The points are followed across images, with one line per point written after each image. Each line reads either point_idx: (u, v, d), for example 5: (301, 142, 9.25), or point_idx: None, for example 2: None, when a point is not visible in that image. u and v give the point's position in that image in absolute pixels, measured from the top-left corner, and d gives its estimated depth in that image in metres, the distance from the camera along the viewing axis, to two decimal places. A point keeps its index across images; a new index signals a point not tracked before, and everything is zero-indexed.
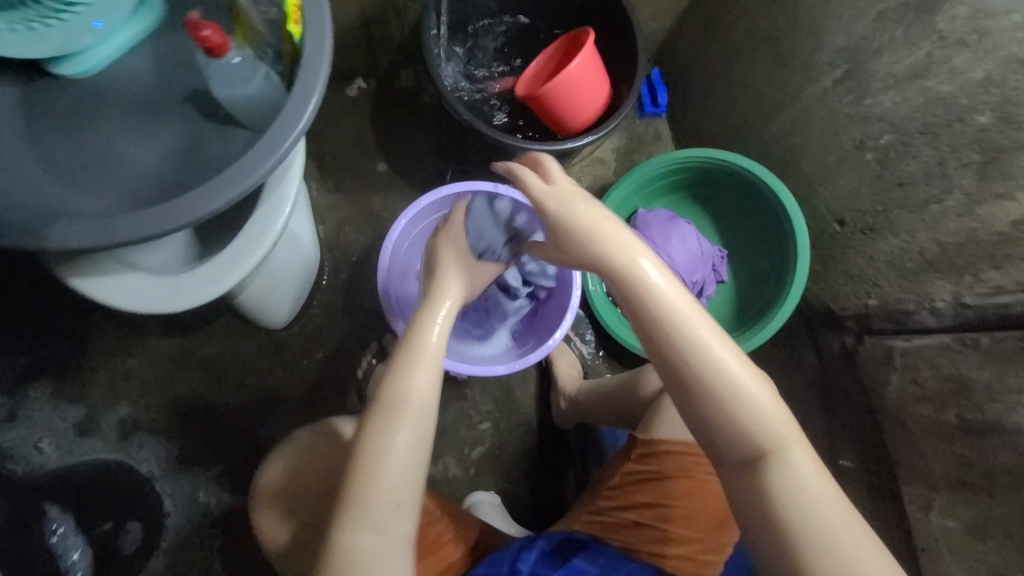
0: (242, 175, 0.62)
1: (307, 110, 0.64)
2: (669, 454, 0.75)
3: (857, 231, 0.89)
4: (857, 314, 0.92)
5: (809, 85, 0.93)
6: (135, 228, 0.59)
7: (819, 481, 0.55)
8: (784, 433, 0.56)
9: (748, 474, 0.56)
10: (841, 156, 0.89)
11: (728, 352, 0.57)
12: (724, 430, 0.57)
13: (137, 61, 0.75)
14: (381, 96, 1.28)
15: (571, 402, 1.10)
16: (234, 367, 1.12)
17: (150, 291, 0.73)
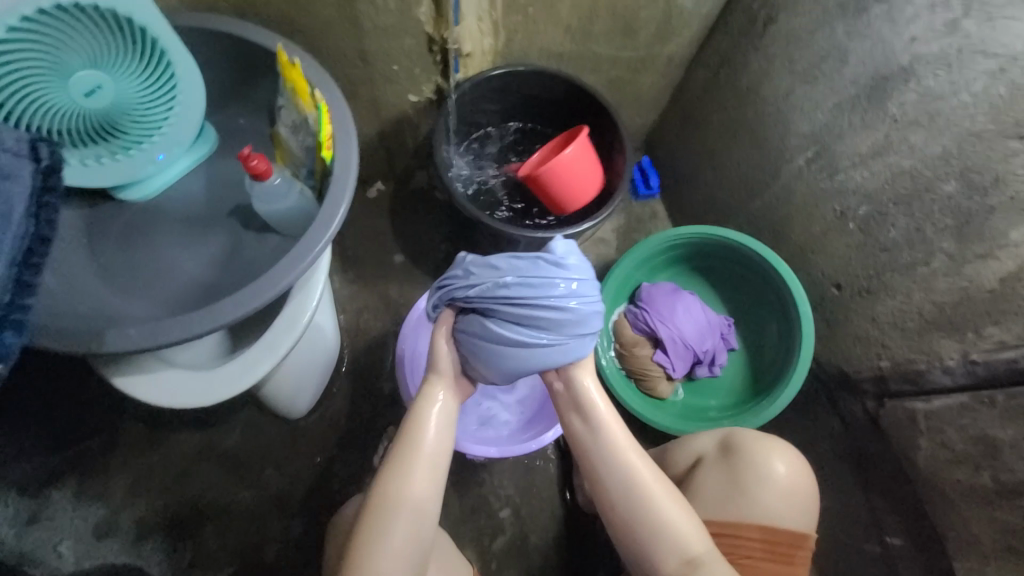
0: (265, 287, 0.67)
1: (336, 220, 0.72)
2: None
3: (855, 294, 0.92)
4: (873, 376, 0.92)
5: (786, 165, 1.01)
6: (178, 330, 0.64)
7: None
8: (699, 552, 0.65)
9: None
10: (826, 226, 0.95)
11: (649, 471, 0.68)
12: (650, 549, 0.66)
13: (190, 184, 0.87)
14: (397, 195, 1.41)
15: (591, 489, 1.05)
16: (256, 460, 1.13)
17: (186, 386, 0.78)
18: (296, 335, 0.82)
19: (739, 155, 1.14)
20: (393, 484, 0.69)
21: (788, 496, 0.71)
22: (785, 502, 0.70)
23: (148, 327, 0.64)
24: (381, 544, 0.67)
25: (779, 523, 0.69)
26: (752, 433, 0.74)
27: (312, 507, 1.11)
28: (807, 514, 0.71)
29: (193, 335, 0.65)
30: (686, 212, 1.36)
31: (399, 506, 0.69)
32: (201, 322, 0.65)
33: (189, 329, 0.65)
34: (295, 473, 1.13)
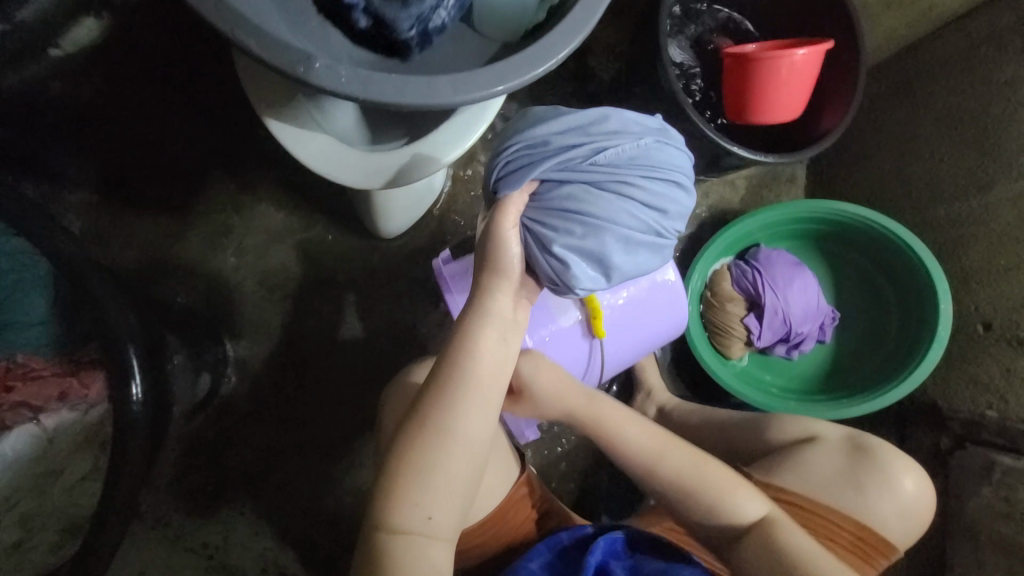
0: (490, 82, 0.58)
1: (579, 36, 0.60)
2: (787, 504, 0.76)
3: (1002, 341, 0.88)
4: (968, 419, 0.92)
5: (1006, 183, 0.91)
6: (391, 91, 0.55)
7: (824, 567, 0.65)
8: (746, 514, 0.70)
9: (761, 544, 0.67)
10: (1013, 262, 0.88)
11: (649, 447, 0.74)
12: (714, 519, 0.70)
13: None
14: None
15: (663, 412, 1.02)
16: (328, 261, 1.09)
17: (339, 158, 0.72)
18: (461, 148, 0.73)
19: (948, 153, 1.00)
20: (443, 408, 0.66)
21: (904, 509, 0.76)
22: (898, 513, 0.75)
23: (362, 72, 0.54)
24: (424, 465, 0.64)
25: (876, 524, 0.74)
26: (889, 450, 0.78)
27: (366, 326, 1.09)
28: (908, 531, 0.76)
29: (404, 105, 0.56)
30: (837, 191, 1.22)
31: (446, 440, 0.65)
32: (418, 90, 0.56)
33: (402, 94, 0.55)
34: (361, 290, 1.09)
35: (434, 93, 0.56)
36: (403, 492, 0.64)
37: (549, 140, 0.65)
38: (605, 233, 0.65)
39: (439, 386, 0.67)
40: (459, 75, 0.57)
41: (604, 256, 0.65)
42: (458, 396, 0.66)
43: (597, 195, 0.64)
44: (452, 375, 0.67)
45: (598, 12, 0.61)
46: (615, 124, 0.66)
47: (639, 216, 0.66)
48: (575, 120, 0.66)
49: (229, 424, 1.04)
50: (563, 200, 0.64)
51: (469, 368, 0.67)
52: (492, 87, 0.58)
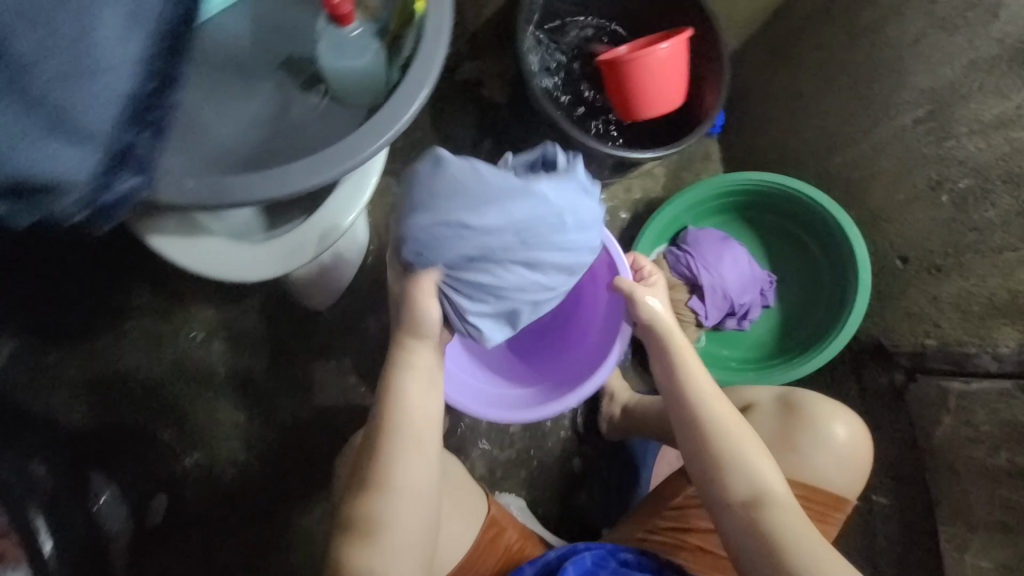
0: (343, 155, 0.59)
1: (424, 90, 0.62)
2: None
3: (922, 271, 0.91)
4: (912, 351, 0.93)
5: (885, 122, 0.94)
6: (243, 190, 0.56)
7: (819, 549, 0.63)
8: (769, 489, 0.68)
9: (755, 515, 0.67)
10: (913, 195, 0.91)
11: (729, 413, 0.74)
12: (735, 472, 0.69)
13: (233, 19, 0.72)
14: (441, 83, 1.24)
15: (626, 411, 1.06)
16: (268, 345, 1.08)
17: (228, 257, 0.71)
18: (353, 213, 0.75)
19: (832, 104, 1.04)
20: (383, 464, 0.65)
21: (846, 456, 0.76)
22: (838, 463, 0.76)
23: (208, 180, 0.56)
24: (378, 526, 0.64)
25: (822, 483, 0.75)
26: (817, 399, 0.79)
27: (321, 401, 1.08)
28: (855, 481, 0.77)
29: (258, 199, 0.56)
30: (746, 159, 1.25)
31: (394, 495, 0.64)
32: (272, 182, 0.56)
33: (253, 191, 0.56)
34: (307, 367, 1.08)
35: (292, 182, 0.57)
36: (357, 558, 0.63)
37: (468, 225, 0.58)
38: (519, 304, 0.64)
39: (377, 449, 0.66)
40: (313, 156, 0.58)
41: (517, 319, 0.67)
42: (395, 446, 0.66)
43: (509, 274, 0.61)
44: (388, 428, 0.67)
45: (435, 63, 0.63)
46: (540, 197, 0.58)
47: (553, 284, 0.64)
48: (490, 195, 0.57)
49: (203, 534, 1.02)
50: (474, 277, 0.62)
51: (399, 415, 0.67)
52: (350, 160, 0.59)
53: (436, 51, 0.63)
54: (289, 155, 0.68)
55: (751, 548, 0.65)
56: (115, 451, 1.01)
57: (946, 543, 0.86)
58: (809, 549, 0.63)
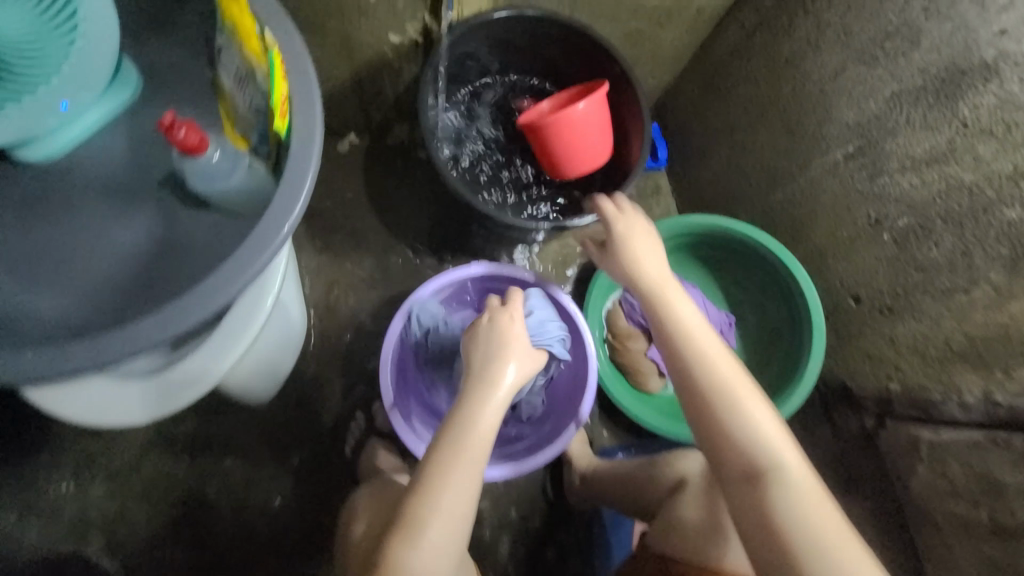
0: (213, 293, 0.57)
1: (296, 207, 0.58)
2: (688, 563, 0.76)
3: (875, 312, 0.86)
4: (877, 394, 0.88)
5: (819, 157, 0.90)
6: (91, 353, 0.55)
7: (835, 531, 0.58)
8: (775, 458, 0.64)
9: (751, 488, 0.63)
10: (855, 233, 0.86)
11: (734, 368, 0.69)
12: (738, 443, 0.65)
13: (109, 142, 0.70)
14: (375, 152, 1.22)
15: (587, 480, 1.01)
16: (217, 445, 1.04)
17: (118, 398, 0.66)
18: (243, 343, 0.68)
19: (766, 138, 1.00)
20: (454, 442, 0.65)
21: None
22: None
23: (49, 350, 0.55)
24: (435, 501, 0.62)
25: None
26: None
27: (273, 498, 1.04)
28: None
29: (118, 358, 0.56)
30: (696, 193, 1.21)
31: (458, 469, 0.63)
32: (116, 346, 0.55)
33: (110, 350, 0.55)
34: (257, 464, 1.05)
35: (139, 341, 0.56)
36: (399, 550, 0.60)
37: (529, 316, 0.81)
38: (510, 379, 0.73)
39: (447, 430, 0.66)
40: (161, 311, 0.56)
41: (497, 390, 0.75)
42: (472, 430, 0.66)
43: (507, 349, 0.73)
44: (465, 415, 0.66)
45: (301, 192, 0.58)
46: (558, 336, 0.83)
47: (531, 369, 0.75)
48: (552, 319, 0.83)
49: None
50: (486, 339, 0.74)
51: (486, 396, 0.67)
52: (203, 312, 0.56)
53: (302, 178, 0.58)
54: (165, 286, 0.66)
55: (746, 520, 0.62)
56: (68, 574, 0.98)
57: None
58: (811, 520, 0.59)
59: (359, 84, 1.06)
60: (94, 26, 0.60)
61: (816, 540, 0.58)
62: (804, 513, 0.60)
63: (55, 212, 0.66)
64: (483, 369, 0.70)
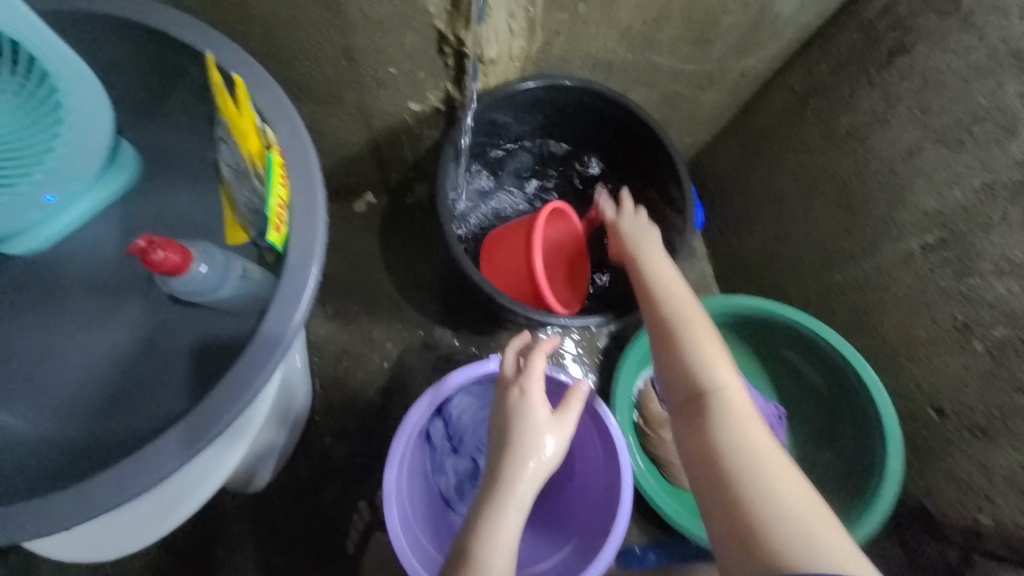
0: (195, 433, 0.47)
1: (293, 323, 0.50)
2: None
3: (962, 428, 0.74)
4: (962, 524, 0.74)
5: (888, 244, 0.79)
6: (42, 516, 0.45)
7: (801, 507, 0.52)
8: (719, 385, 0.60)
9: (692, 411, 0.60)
10: (934, 334, 0.75)
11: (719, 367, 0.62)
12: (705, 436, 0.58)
13: (100, 233, 0.64)
14: (392, 213, 1.16)
15: None
16: (208, 532, 0.96)
17: (86, 533, 0.57)
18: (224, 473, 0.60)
19: (821, 214, 0.89)
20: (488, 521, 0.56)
21: None
22: None
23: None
24: None
25: None
26: None
27: None
28: None
29: (77, 521, 0.46)
30: (735, 263, 1.09)
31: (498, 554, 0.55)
32: (56, 510, 0.45)
33: (64, 509, 0.45)
34: (249, 555, 0.96)
35: (83, 507, 0.45)
36: None
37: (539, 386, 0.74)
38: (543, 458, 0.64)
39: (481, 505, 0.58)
40: (112, 468, 0.46)
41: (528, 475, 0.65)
42: (504, 503, 0.57)
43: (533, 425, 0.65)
44: (495, 495, 0.58)
45: (295, 318, 0.51)
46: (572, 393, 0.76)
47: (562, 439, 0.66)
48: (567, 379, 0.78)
49: None
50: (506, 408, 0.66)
51: (513, 468, 0.59)
52: (167, 466, 0.47)
53: (297, 303, 0.51)
54: (147, 404, 0.59)
55: (697, 478, 0.57)
56: None
57: None
58: (776, 483, 0.53)
59: (376, 148, 1.00)
60: (83, 116, 0.55)
61: (779, 513, 0.51)
62: (767, 507, 0.52)
63: (39, 312, 0.61)
64: (484, 532, 0.55)
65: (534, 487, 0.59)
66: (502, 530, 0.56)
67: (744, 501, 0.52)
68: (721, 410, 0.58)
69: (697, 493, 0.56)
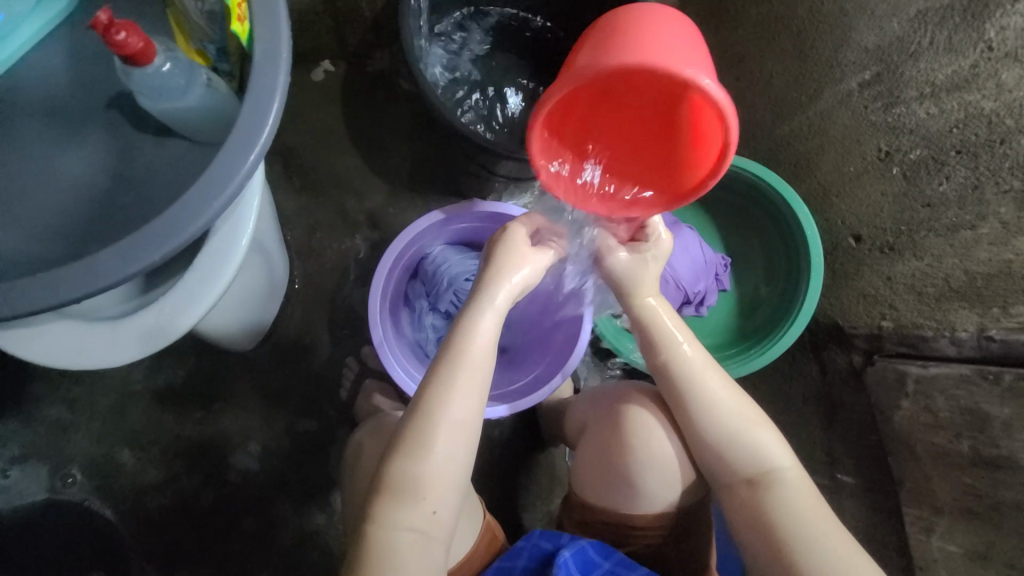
0: (170, 232, 0.48)
1: (263, 130, 0.50)
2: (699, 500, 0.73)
3: (875, 250, 0.85)
4: (867, 333, 0.87)
5: (831, 86, 0.84)
6: (35, 293, 0.47)
7: (835, 534, 0.59)
8: (764, 453, 0.64)
9: (749, 490, 0.63)
10: (861, 167, 0.83)
11: (755, 427, 0.65)
12: (754, 542, 0.61)
13: (46, 60, 0.62)
14: (351, 82, 1.12)
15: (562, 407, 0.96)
16: (205, 389, 1.03)
17: (82, 342, 0.62)
18: (202, 310, 0.62)
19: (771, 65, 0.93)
20: (463, 330, 0.64)
21: None
22: None
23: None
24: (444, 407, 0.61)
25: None
26: None
27: (263, 441, 1.03)
28: None
29: (66, 300, 0.48)
30: None
31: (468, 363, 0.63)
32: (27, 292, 0.47)
33: (57, 291, 0.47)
34: (245, 407, 1.03)
35: (51, 293, 0.47)
36: (404, 450, 0.60)
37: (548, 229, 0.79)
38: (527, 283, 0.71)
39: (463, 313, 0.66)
40: (77, 262, 0.47)
41: None
42: (483, 311, 0.65)
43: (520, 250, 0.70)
44: (471, 306, 0.65)
45: (255, 148, 0.50)
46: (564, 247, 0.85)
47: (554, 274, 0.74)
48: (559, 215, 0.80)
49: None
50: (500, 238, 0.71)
51: (490, 289, 0.66)
52: (124, 271, 0.47)
53: (257, 136, 0.50)
54: (125, 221, 0.59)
55: (752, 550, 0.62)
56: (56, 516, 0.99)
57: (911, 526, 0.80)
58: (815, 545, 0.58)
59: None
60: None
61: (827, 560, 0.57)
62: (818, 554, 0.57)
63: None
64: (460, 338, 0.64)
65: (509, 299, 0.67)
66: (479, 333, 0.64)
67: (797, 559, 0.58)
68: (772, 484, 0.62)
69: (751, 551, 0.61)
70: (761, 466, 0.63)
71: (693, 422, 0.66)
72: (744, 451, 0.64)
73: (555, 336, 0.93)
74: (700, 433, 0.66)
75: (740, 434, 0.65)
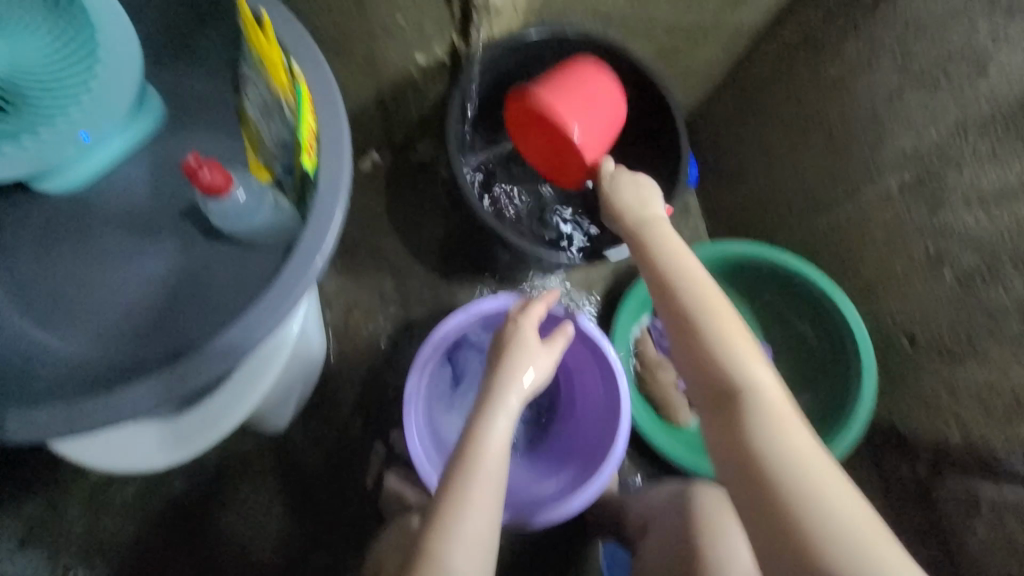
0: (237, 347, 0.52)
1: (320, 253, 0.55)
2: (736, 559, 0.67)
3: (932, 353, 0.81)
4: (932, 442, 0.82)
5: (870, 186, 0.84)
6: (105, 412, 0.50)
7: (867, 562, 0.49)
8: (786, 461, 0.54)
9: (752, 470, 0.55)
10: (909, 268, 0.82)
11: (777, 429, 0.56)
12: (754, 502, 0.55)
13: (130, 176, 0.68)
14: (396, 171, 1.19)
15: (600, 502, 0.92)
16: (235, 471, 1.03)
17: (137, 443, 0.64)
18: (246, 412, 0.64)
19: (806, 163, 0.94)
20: (481, 430, 0.63)
21: None
22: None
23: (63, 410, 0.50)
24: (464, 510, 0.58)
25: None
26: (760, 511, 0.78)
27: (292, 526, 1.01)
28: None
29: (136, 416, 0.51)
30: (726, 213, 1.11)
31: (486, 461, 0.61)
32: (95, 412, 0.50)
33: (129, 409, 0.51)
34: (274, 490, 1.02)
35: (115, 414, 0.50)
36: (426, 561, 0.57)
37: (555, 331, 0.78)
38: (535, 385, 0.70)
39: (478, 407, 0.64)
40: (144, 382, 0.51)
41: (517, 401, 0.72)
42: (499, 406, 0.63)
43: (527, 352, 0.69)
44: (488, 404, 0.64)
45: (314, 267, 0.54)
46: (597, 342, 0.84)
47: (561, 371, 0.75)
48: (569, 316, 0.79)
49: None
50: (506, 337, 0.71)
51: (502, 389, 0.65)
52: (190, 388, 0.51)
53: (311, 266, 0.55)
54: (187, 326, 0.63)
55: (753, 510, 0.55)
56: None
57: None
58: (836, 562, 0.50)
59: (382, 104, 1.02)
60: (112, 54, 0.58)
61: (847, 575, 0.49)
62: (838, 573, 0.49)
63: (77, 247, 0.65)
64: (470, 450, 0.61)
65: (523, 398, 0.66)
66: (496, 434, 0.62)
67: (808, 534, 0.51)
68: (788, 485, 0.53)
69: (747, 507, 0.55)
70: (776, 469, 0.54)
71: (698, 347, 0.61)
72: (762, 438, 0.56)
73: (595, 433, 0.89)
74: (713, 363, 0.60)
75: (757, 394, 0.58)
